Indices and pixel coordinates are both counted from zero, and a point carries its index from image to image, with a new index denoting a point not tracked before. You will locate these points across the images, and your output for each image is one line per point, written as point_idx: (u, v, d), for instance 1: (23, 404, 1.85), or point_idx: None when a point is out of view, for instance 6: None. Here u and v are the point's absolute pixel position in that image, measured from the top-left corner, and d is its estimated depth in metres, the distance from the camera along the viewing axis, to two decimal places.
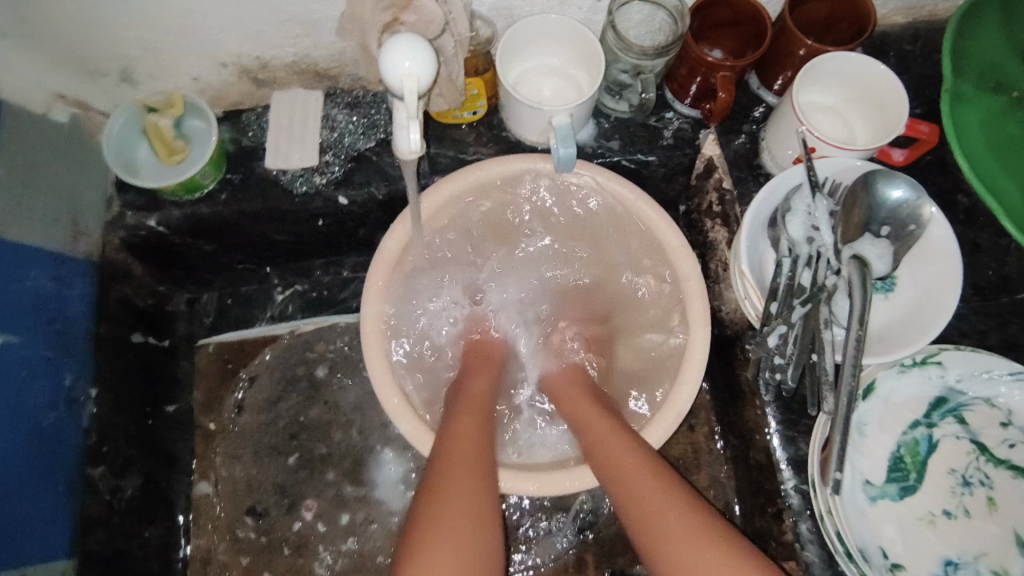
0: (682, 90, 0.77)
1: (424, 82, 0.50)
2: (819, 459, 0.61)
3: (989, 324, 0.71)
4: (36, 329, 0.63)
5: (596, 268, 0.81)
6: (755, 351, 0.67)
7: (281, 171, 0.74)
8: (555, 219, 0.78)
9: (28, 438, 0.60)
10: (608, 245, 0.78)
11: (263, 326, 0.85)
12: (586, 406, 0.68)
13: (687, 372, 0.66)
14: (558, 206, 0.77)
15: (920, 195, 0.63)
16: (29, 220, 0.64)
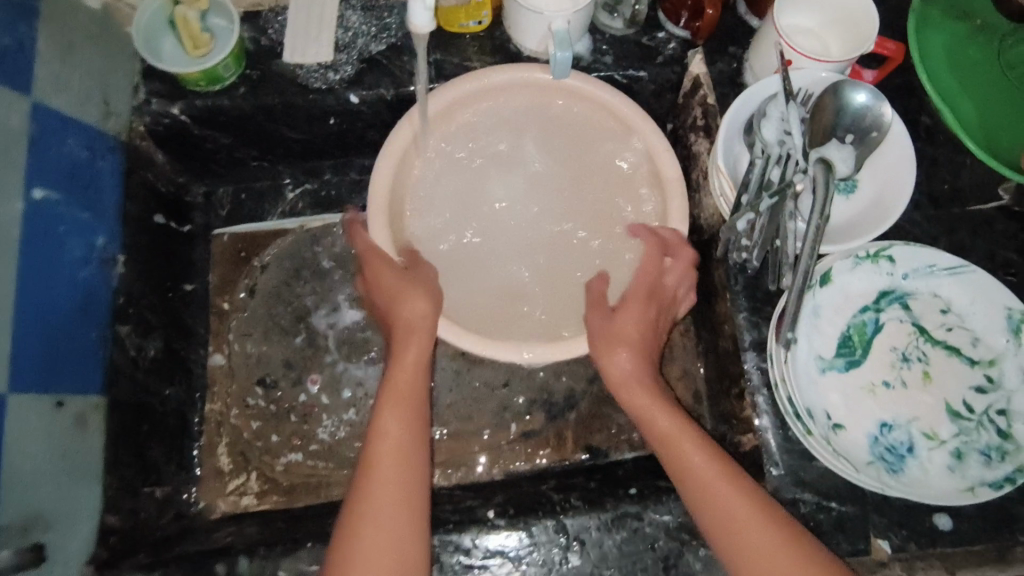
0: (674, 10, 0.83)
1: None
2: (776, 324, 0.69)
3: (939, 230, 0.77)
4: (74, 193, 0.69)
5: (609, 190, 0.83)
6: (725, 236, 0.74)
7: (297, 66, 0.80)
8: (564, 137, 0.83)
9: (64, 283, 0.66)
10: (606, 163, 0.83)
11: (275, 220, 0.92)
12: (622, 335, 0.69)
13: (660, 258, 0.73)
14: (563, 122, 0.83)
15: (882, 104, 0.68)
16: (67, 93, 0.70)
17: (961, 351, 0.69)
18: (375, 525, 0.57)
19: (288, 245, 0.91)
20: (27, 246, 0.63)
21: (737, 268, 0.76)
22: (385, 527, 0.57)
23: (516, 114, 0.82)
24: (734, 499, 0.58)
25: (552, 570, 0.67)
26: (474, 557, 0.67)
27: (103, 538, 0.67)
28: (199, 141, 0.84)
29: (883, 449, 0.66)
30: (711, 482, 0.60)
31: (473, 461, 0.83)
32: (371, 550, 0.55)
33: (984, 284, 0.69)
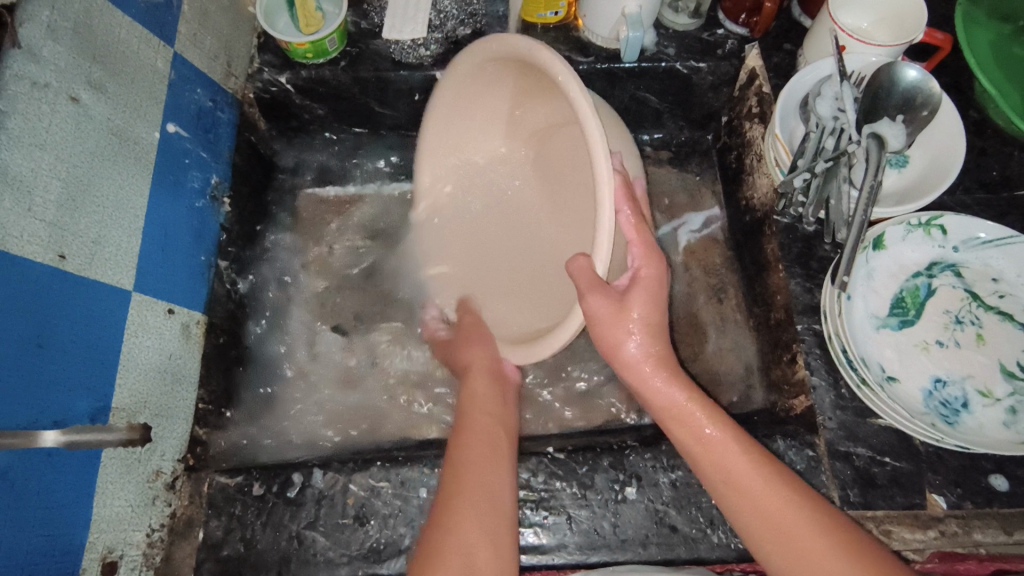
0: (735, 9, 0.90)
1: None
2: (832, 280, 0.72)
3: (989, 213, 0.80)
4: (197, 135, 0.78)
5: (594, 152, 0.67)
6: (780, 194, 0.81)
7: (393, 43, 0.90)
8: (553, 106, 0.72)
9: (183, 210, 0.75)
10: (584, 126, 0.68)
11: (355, 187, 1.02)
12: (615, 319, 0.61)
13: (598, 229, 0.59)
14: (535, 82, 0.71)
15: (932, 82, 0.73)
16: (198, 50, 0.80)
17: (1014, 318, 0.71)
18: (466, 515, 0.57)
19: (365, 211, 1.00)
20: (155, 170, 0.71)
21: (788, 229, 0.82)
22: (472, 513, 0.57)
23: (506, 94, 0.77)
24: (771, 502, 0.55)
25: (609, 502, 0.69)
26: (535, 486, 0.70)
27: (190, 444, 0.72)
28: (298, 111, 0.94)
29: (936, 403, 0.69)
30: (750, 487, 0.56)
31: (528, 414, 0.87)
32: (461, 528, 0.56)
33: None
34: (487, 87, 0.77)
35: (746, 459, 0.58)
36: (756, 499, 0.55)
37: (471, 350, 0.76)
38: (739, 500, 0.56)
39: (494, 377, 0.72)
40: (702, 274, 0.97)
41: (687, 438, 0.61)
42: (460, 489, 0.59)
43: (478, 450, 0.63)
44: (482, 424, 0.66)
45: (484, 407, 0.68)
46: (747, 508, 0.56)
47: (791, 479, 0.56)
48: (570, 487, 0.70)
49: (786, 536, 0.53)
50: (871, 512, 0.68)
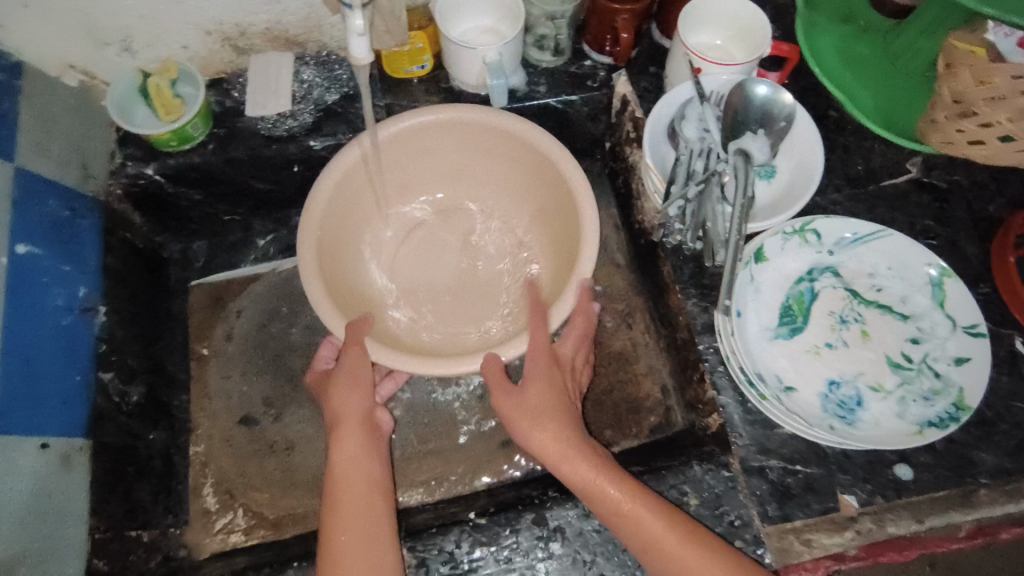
0: (595, 41, 0.92)
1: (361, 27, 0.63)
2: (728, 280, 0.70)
3: (860, 208, 0.84)
4: (56, 249, 0.74)
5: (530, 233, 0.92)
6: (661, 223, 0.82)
7: (260, 120, 0.88)
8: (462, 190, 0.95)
9: (48, 331, 0.70)
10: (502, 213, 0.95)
11: (248, 267, 0.96)
12: (553, 394, 0.71)
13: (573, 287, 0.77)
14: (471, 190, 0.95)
15: (783, 95, 0.76)
16: (46, 159, 0.76)
17: (893, 309, 0.74)
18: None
19: (247, 297, 0.94)
20: (9, 296, 0.67)
21: (675, 253, 0.82)
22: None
23: (401, 153, 0.87)
24: (669, 545, 0.61)
25: (536, 561, 0.68)
26: (460, 557, 0.68)
27: None
28: (173, 200, 0.90)
29: (834, 404, 0.70)
30: (644, 524, 0.63)
31: (455, 475, 0.85)
32: None
33: (899, 248, 0.75)
34: (400, 147, 0.87)
35: (649, 512, 0.63)
36: (654, 538, 0.62)
37: (342, 394, 0.72)
38: (633, 537, 0.63)
39: (364, 424, 0.72)
40: (610, 300, 0.96)
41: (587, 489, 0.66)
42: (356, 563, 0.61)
43: (380, 512, 0.66)
44: (355, 492, 0.66)
45: (360, 470, 0.68)
46: (639, 536, 0.62)
47: (676, 516, 0.64)
48: (496, 552, 0.68)
49: (672, 558, 0.61)
50: (790, 523, 0.69)
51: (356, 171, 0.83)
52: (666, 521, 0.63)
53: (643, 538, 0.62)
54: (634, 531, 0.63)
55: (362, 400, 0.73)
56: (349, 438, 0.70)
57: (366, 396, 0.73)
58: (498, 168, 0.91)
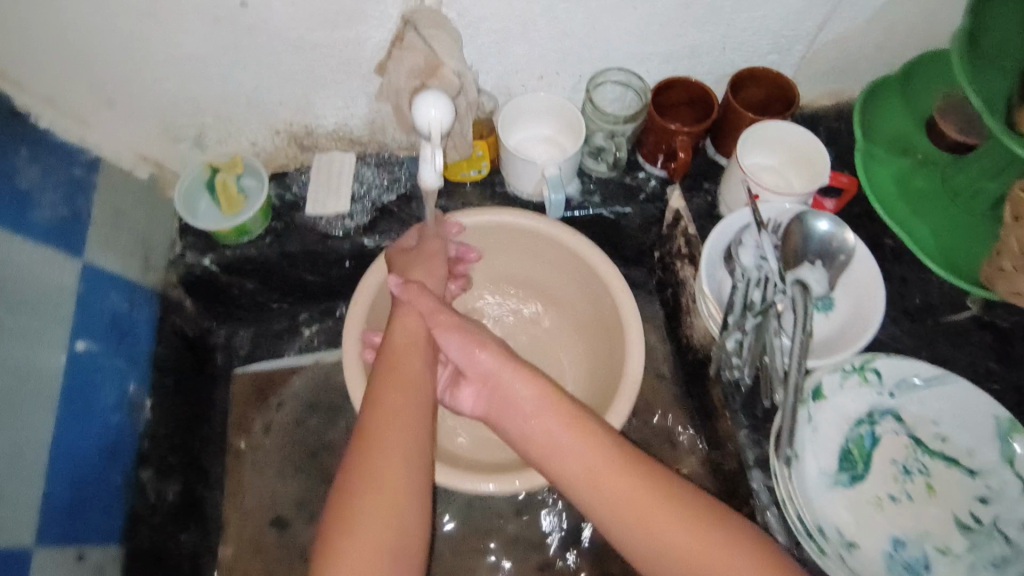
0: (651, 155, 0.92)
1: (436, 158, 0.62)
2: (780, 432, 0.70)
3: (919, 344, 0.82)
4: (111, 344, 0.74)
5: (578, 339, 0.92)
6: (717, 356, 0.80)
7: (319, 218, 0.89)
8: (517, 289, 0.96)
9: (97, 431, 0.70)
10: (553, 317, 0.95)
11: (291, 357, 0.97)
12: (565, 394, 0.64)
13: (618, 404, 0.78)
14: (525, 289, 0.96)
15: (845, 230, 0.77)
16: (112, 254, 0.77)
17: (958, 462, 0.71)
18: (369, 524, 0.53)
19: (296, 386, 0.95)
20: (64, 396, 0.67)
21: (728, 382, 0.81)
22: (385, 535, 0.53)
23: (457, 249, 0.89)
24: (660, 529, 0.54)
25: None
26: None
27: None
28: (226, 288, 0.91)
29: (898, 564, 0.68)
30: (608, 482, 0.57)
31: None
32: (359, 559, 0.52)
33: (966, 395, 0.73)
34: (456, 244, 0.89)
35: (625, 478, 0.57)
36: (613, 503, 0.56)
37: (412, 358, 0.66)
38: (602, 495, 0.57)
39: (419, 355, 0.67)
40: (652, 416, 0.95)
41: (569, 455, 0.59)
42: (382, 487, 0.55)
43: (400, 427, 0.59)
44: (394, 407, 0.60)
45: (400, 384, 0.63)
46: (606, 497, 0.56)
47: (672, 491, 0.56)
48: None
49: (659, 541, 0.53)
50: None
51: None
52: (648, 488, 0.56)
53: (612, 499, 0.56)
54: (607, 492, 0.56)
55: (422, 356, 0.67)
56: (408, 369, 0.64)
57: (425, 315, 0.70)
58: (551, 272, 0.92)
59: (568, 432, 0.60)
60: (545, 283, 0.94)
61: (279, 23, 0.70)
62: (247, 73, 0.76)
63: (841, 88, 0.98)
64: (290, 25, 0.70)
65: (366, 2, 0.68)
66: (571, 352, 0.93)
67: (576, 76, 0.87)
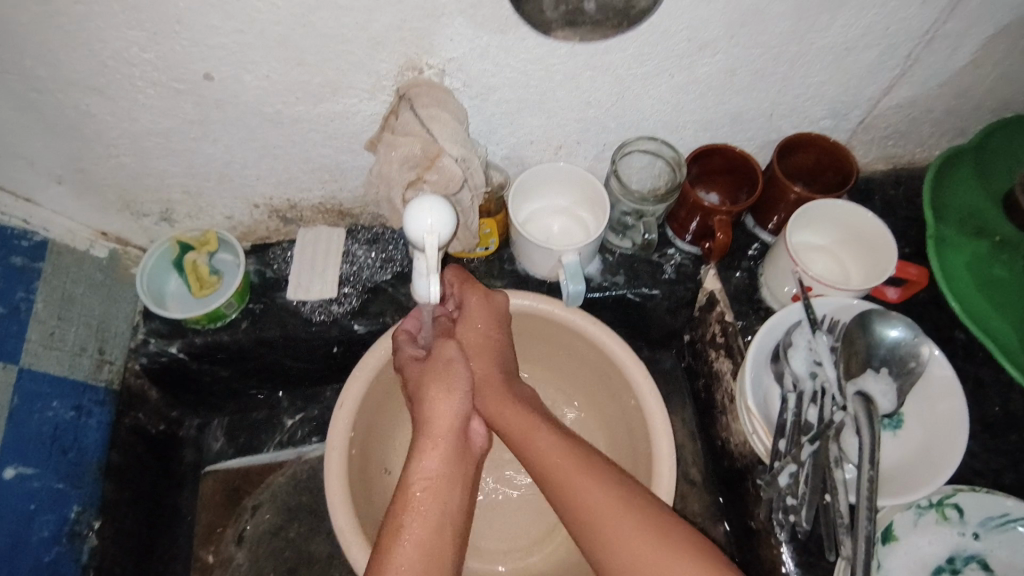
0: (682, 228, 0.81)
1: (433, 266, 0.51)
2: None
3: (1002, 463, 0.70)
4: (51, 463, 0.64)
5: (599, 440, 0.80)
6: (768, 491, 0.66)
7: (300, 302, 0.78)
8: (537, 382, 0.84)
9: (24, 573, 0.59)
10: (577, 416, 0.82)
11: (270, 453, 0.85)
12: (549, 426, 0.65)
13: None
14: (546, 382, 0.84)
15: (919, 335, 0.65)
16: (58, 352, 0.67)
17: None
18: (418, 522, 0.57)
19: (272, 487, 0.83)
20: None
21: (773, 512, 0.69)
22: (432, 507, 0.59)
23: None
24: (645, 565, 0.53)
25: None
26: None
27: None
28: (197, 375, 0.80)
29: None
30: (610, 514, 0.56)
31: None
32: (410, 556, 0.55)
33: None
34: None
35: (619, 509, 0.56)
36: (611, 540, 0.55)
37: (416, 369, 0.68)
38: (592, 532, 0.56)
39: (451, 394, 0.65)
40: (681, 529, 0.84)
41: (574, 493, 0.58)
42: (420, 492, 0.60)
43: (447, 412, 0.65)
44: (430, 420, 0.64)
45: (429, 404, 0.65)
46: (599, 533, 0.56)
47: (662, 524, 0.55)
48: None
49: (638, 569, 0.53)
50: None
51: None
52: (637, 521, 0.55)
53: (607, 534, 0.55)
54: (597, 524, 0.56)
55: (449, 391, 0.65)
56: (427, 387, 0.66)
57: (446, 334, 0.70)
58: (574, 364, 0.80)
59: (574, 474, 0.59)
60: (568, 375, 0.82)
61: (253, 96, 0.60)
62: (219, 147, 0.66)
63: (896, 153, 0.86)
64: (266, 98, 0.60)
65: (351, 74, 0.58)
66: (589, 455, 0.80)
67: (599, 145, 0.76)
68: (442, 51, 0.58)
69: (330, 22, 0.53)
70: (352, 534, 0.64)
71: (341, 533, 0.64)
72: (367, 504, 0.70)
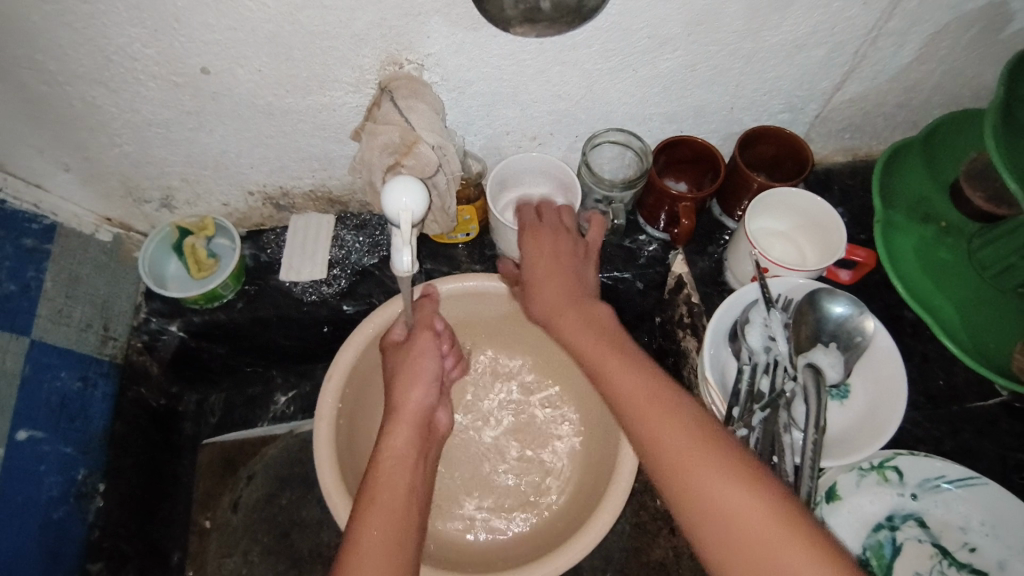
0: (651, 216, 0.86)
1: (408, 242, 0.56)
2: None
3: (943, 432, 0.75)
4: (60, 428, 0.69)
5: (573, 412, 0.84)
6: None
7: (293, 283, 0.83)
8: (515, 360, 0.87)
9: (38, 528, 0.65)
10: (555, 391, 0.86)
11: (264, 426, 0.90)
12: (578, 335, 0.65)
13: (608, 499, 0.70)
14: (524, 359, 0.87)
15: (863, 312, 0.71)
16: (65, 326, 0.72)
17: None
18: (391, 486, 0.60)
19: (267, 457, 0.89)
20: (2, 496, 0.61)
21: None
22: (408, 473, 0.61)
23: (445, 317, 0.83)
24: (685, 463, 0.50)
25: None
26: None
27: None
28: (195, 352, 0.86)
29: None
30: (648, 412, 0.54)
31: None
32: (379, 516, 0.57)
33: (996, 500, 0.66)
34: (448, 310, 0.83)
35: (676, 419, 0.53)
36: (658, 440, 0.52)
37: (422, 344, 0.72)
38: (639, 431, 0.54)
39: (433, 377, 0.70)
40: (651, 497, 0.90)
41: (625, 397, 0.56)
42: (403, 455, 0.63)
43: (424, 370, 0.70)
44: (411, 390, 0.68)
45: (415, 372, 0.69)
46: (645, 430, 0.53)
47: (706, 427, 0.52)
48: None
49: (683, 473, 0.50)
50: None
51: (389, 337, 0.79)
52: (682, 426, 0.52)
53: (649, 431, 0.53)
54: (649, 430, 0.53)
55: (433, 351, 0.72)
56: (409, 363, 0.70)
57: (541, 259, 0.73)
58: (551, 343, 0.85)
59: (620, 372, 0.58)
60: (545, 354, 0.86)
61: (247, 90, 0.65)
62: (215, 137, 0.71)
63: (854, 146, 0.92)
64: (258, 91, 0.65)
65: (337, 70, 0.64)
66: (565, 427, 0.84)
67: (572, 136, 0.82)
68: (420, 48, 0.63)
69: (316, 20, 0.58)
70: (338, 495, 0.70)
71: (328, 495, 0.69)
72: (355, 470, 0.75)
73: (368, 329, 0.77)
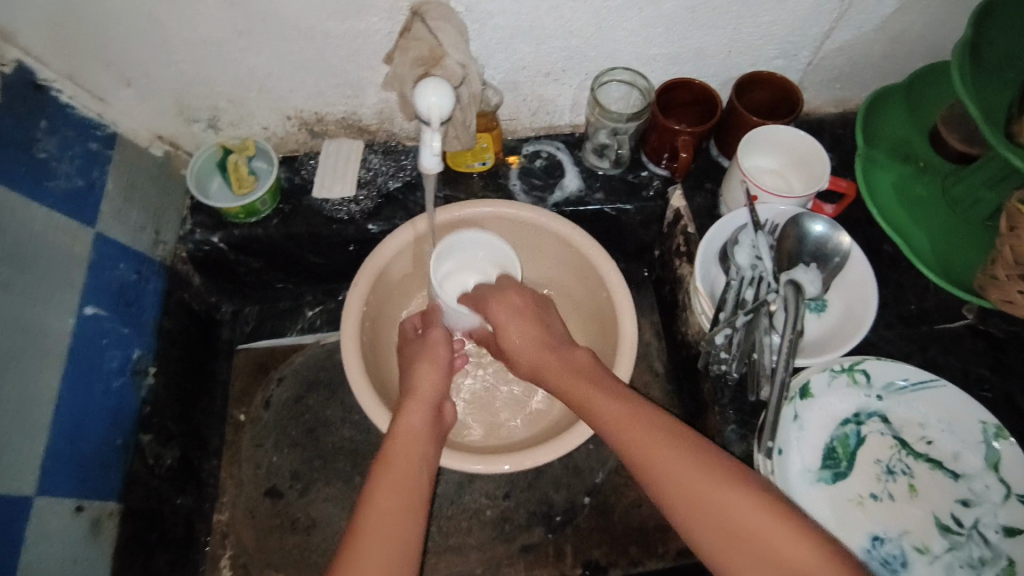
0: (653, 153, 0.93)
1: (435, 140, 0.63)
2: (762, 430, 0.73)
3: (912, 349, 0.82)
4: (119, 311, 0.78)
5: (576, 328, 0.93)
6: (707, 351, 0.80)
7: (324, 201, 0.91)
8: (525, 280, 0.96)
9: (99, 393, 0.73)
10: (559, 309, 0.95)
11: (295, 336, 1.00)
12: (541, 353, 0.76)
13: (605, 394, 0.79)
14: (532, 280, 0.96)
15: (841, 234, 0.78)
16: (124, 224, 0.80)
17: (943, 465, 0.72)
18: (402, 460, 0.66)
19: (296, 363, 0.98)
20: (70, 361, 0.69)
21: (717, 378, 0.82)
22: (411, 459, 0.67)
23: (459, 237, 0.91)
24: (665, 457, 0.59)
25: None
26: None
27: None
28: (233, 265, 0.94)
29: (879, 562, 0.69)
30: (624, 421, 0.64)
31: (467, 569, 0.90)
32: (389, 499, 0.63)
33: (952, 399, 0.73)
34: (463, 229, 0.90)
35: (657, 430, 0.62)
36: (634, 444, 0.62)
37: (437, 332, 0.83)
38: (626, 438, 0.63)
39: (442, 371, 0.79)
40: None
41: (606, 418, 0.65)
42: (409, 439, 0.69)
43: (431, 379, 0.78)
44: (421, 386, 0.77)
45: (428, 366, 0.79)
46: (626, 437, 0.63)
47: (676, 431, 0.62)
48: None
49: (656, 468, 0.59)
50: None
51: (409, 250, 0.87)
52: (661, 431, 0.61)
53: (631, 439, 0.62)
54: (633, 440, 0.62)
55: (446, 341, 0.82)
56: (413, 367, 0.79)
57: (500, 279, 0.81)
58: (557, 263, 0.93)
59: (596, 395, 0.68)
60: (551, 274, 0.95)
61: (293, 11, 0.73)
62: (261, 59, 0.79)
63: (845, 96, 0.99)
64: (303, 14, 0.73)
65: None
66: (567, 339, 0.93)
67: (582, 74, 0.89)
68: None
69: None
70: (362, 381, 0.78)
71: (353, 381, 0.77)
72: (376, 364, 0.84)
73: (390, 243, 0.84)
